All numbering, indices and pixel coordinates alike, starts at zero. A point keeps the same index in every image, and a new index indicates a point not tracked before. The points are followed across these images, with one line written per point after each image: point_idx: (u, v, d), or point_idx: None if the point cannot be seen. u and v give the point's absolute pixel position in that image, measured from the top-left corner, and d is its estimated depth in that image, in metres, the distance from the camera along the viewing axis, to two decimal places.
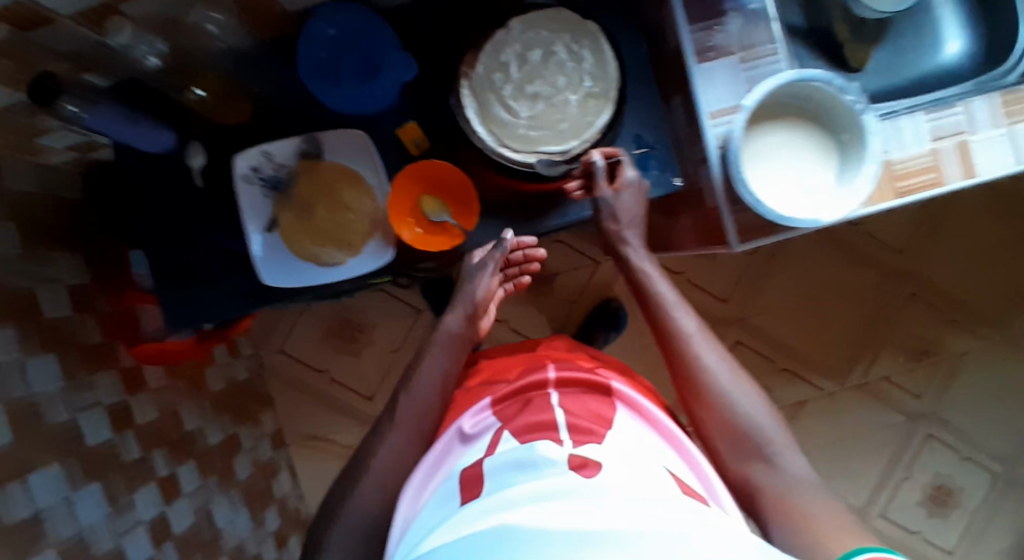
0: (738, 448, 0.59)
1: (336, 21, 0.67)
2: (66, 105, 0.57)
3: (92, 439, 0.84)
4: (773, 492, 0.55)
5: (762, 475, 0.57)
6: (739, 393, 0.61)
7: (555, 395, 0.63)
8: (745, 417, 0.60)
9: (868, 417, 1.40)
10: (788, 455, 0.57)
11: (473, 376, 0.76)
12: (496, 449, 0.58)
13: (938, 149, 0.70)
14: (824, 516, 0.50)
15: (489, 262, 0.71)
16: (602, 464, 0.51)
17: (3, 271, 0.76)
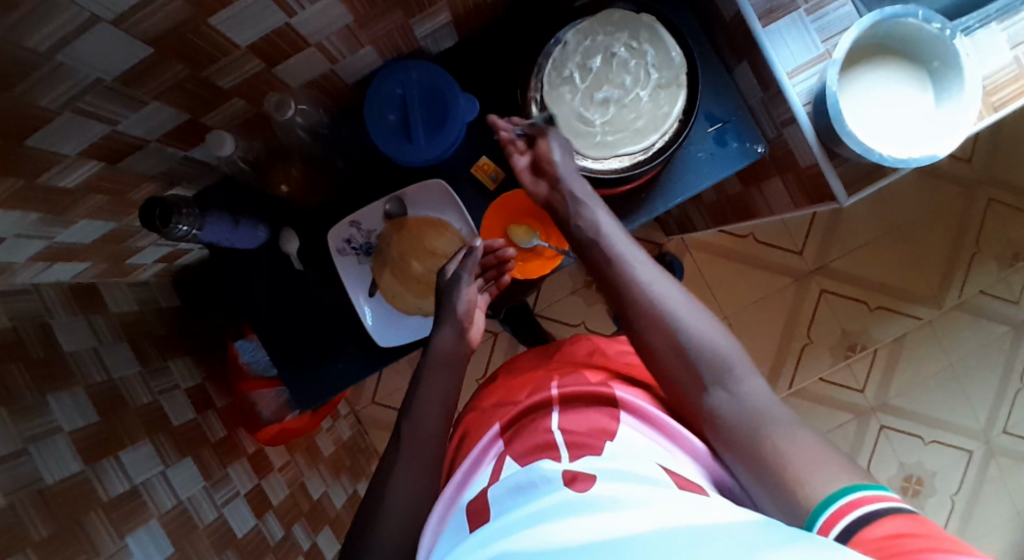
0: (697, 376, 0.51)
1: (399, 78, 0.68)
2: (179, 224, 0.58)
3: (240, 529, 0.85)
4: (737, 421, 0.47)
5: (723, 403, 0.49)
6: (691, 318, 0.53)
7: (557, 416, 0.57)
8: (699, 344, 0.52)
9: (974, 335, 1.34)
10: (749, 379, 0.49)
11: (489, 398, 0.70)
12: (498, 477, 0.52)
13: (1019, 55, 0.68)
14: (810, 452, 0.43)
15: (464, 271, 0.66)
16: (596, 474, 0.45)
17: (129, 391, 0.78)
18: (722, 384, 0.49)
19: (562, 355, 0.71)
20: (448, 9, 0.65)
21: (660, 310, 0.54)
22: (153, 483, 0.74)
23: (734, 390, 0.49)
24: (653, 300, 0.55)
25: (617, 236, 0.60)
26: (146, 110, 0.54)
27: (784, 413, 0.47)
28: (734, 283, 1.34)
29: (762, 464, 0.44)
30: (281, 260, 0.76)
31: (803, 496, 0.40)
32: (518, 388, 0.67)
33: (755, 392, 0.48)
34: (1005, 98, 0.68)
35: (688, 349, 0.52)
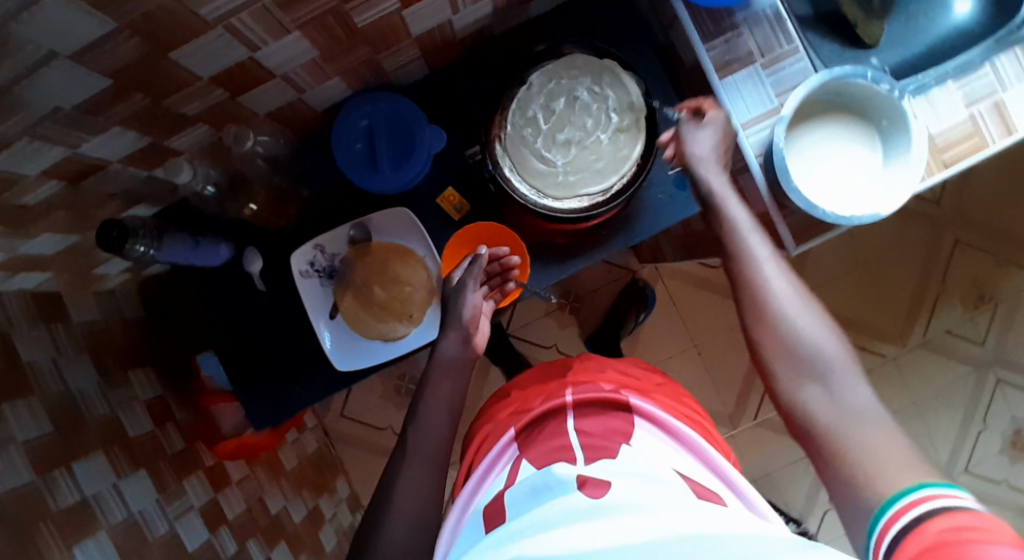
0: (798, 369, 0.53)
1: (365, 110, 0.70)
2: (136, 245, 0.59)
3: (191, 543, 0.84)
4: (824, 419, 0.50)
5: (817, 399, 0.51)
6: (809, 327, 0.54)
7: (572, 420, 0.60)
8: (812, 344, 0.53)
9: (937, 373, 1.37)
10: (853, 385, 0.51)
11: (501, 408, 0.70)
12: (514, 480, 0.54)
13: (974, 114, 0.69)
14: (890, 450, 0.45)
15: (471, 276, 0.68)
16: (610, 481, 0.46)
17: (85, 402, 0.78)
18: (821, 383, 0.52)
19: (580, 366, 0.72)
20: (417, 46, 0.67)
21: (778, 304, 0.56)
22: (105, 495, 0.74)
23: (833, 389, 0.51)
24: (771, 296, 0.56)
25: (749, 231, 0.60)
26: (108, 134, 0.55)
27: (886, 416, 0.49)
28: (704, 313, 1.36)
29: (840, 458, 0.47)
30: (244, 279, 0.77)
31: (869, 500, 0.43)
32: (529, 398, 0.68)
33: (857, 402, 0.50)
34: (958, 155, 0.69)
35: (797, 346, 0.54)
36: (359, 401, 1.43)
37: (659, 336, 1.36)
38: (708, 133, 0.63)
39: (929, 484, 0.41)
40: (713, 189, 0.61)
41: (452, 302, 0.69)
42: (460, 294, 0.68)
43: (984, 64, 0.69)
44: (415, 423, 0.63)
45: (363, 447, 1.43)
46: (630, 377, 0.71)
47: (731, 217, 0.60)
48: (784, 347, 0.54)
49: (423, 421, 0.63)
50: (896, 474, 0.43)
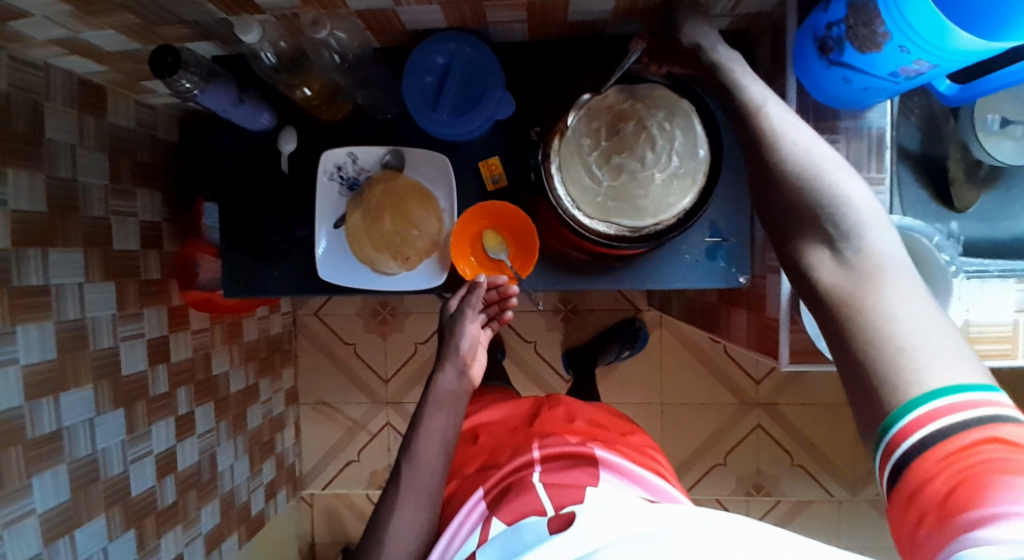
0: (804, 227, 0.40)
1: (447, 49, 0.69)
2: (183, 80, 0.59)
3: (127, 368, 0.87)
4: (832, 282, 0.38)
5: (825, 266, 0.39)
6: (829, 171, 0.41)
7: (540, 473, 0.65)
8: (824, 181, 0.40)
9: (870, 534, 1.35)
10: (872, 220, 0.39)
11: (472, 459, 0.75)
12: (486, 536, 0.59)
13: (1019, 320, 0.66)
14: (923, 330, 0.34)
15: (469, 306, 0.68)
16: (574, 515, 0.56)
17: (85, 199, 0.80)
18: (833, 242, 0.39)
19: (549, 409, 0.80)
20: (526, 10, 0.65)
21: (799, 168, 0.41)
22: (66, 290, 0.76)
23: (845, 254, 0.38)
24: (791, 157, 0.42)
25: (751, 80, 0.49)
26: None
27: (912, 269, 0.37)
28: (684, 378, 1.35)
29: (851, 330, 0.36)
30: (272, 154, 0.77)
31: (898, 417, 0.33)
32: (502, 446, 0.74)
33: (877, 244, 0.38)
34: (983, 352, 0.66)
35: (802, 193, 0.41)
36: (335, 307, 1.44)
37: (632, 379, 1.35)
38: None
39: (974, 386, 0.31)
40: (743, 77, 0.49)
41: (449, 331, 0.69)
42: (456, 326, 0.68)
43: None
44: (408, 460, 0.66)
45: (321, 350, 1.46)
46: (596, 426, 0.77)
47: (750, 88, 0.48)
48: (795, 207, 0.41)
49: (417, 454, 0.65)
50: (931, 368, 0.32)
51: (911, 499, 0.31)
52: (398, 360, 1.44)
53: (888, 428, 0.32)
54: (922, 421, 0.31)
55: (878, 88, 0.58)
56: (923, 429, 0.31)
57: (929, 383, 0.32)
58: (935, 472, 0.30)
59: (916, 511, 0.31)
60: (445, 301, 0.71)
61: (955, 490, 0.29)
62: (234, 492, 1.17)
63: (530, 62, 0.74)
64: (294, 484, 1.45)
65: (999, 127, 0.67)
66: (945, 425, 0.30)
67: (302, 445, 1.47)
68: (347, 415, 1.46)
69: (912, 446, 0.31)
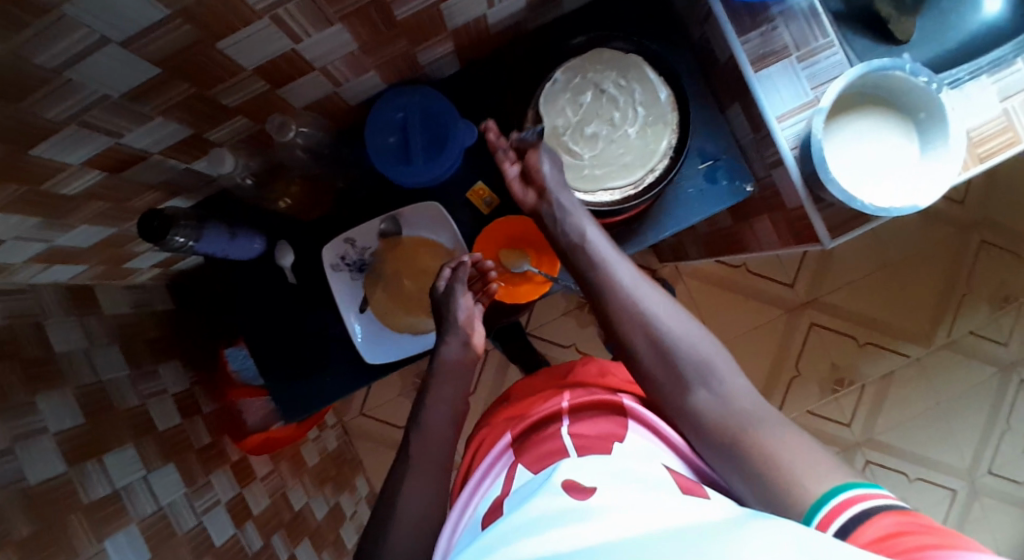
0: (682, 382, 0.55)
1: (400, 103, 0.71)
2: (177, 236, 0.59)
3: (219, 538, 0.84)
4: (717, 419, 0.52)
5: (706, 400, 0.54)
6: (670, 322, 0.58)
7: (567, 424, 0.61)
8: (665, 340, 0.57)
9: (962, 375, 1.35)
10: (732, 385, 0.54)
11: (505, 410, 0.72)
12: (512, 487, 0.55)
13: (1009, 108, 0.69)
14: (793, 453, 0.47)
15: (458, 281, 0.69)
16: (596, 488, 0.45)
17: (117, 395, 0.79)
18: (704, 387, 0.54)
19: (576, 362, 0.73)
20: (451, 40, 0.68)
21: (652, 330, 0.58)
22: (135, 487, 0.74)
23: (713, 391, 0.54)
24: (636, 313, 0.59)
25: (561, 191, 0.65)
26: (149, 125, 0.56)
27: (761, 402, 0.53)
28: (727, 312, 1.35)
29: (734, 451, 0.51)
30: (275, 273, 0.77)
31: (801, 499, 0.44)
32: (525, 403, 0.70)
33: (733, 392, 0.53)
34: (993, 150, 0.69)
35: (668, 360, 0.56)
36: (377, 397, 1.43)
37: None
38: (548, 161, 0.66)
39: (850, 478, 0.43)
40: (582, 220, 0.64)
41: (445, 308, 0.70)
42: (449, 301, 0.69)
43: (1019, 59, 0.69)
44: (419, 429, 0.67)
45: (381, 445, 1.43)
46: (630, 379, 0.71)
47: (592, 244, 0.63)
48: (634, 322, 0.59)
49: (427, 423, 0.67)
50: (808, 482, 0.44)
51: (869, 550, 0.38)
52: None
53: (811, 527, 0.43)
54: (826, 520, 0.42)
55: None
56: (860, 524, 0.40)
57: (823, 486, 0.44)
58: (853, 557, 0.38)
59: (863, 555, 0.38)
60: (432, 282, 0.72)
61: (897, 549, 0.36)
62: None
63: (473, 86, 0.76)
64: None
65: None
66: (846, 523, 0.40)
67: None
68: None
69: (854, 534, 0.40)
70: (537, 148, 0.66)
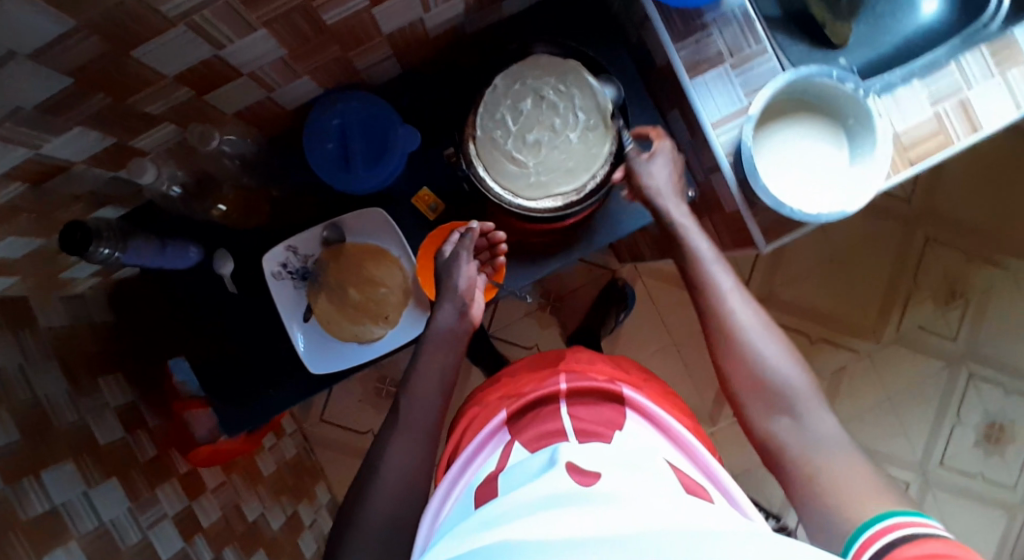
0: (767, 401, 0.56)
1: (336, 110, 0.70)
2: (101, 248, 0.58)
3: (164, 553, 0.82)
4: (796, 449, 0.53)
5: (785, 428, 0.54)
6: (772, 347, 0.58)
7: (566, 406, 0.60)
8: (765, 363, 0.57)
9: (911, 368, 1.39)
10: (822, 416, 0.54)
11: (490, 392, 0.70)
12: (505, 465, 0.54)
13: (939, 111, 0.70)
14: (847, 479, 0.48)
15: (463, 248, 0.68)
16: (601, 472, 0.43)
17: (54, 410, 0.76)
18: (789, 413, 0.55)
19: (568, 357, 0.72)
20: (388, 44, 0.67)
21: (748, 342, 0.58)
22: (74, 504, 0.71)
23: (799, 420, 0.54)
24: (737, 330, 0.59)
25: (669, 200, 0.67)
26: (70, 135, 0.54)
27: (848, 448, 0.52)
28: (685, 310, 1.37)
29: (805, 476, 0.51)
30: (215, 282, 0.76)
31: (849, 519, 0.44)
32: (522, 383, 0.68)
33: (821, 429, 0.53)
34: (924, 152, 0.70)
35: (760, 376, 0.57)
36: (338, 403, 1.41)
37: (640, 334, 1.37)
38: (662, 163, 0.68)
39: (899, 509, 0.43)
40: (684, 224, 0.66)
41: (446, 274, 0.68)
42: (451, 268, 0.68)
43: (952, 63, 0.71)
44: (408, 394, 0.64)
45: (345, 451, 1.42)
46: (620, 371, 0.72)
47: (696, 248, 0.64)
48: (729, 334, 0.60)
49: (415, 388, 0.64)
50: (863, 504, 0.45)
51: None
52: None
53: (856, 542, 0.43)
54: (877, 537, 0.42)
55: None
56: (885, 538, 0.41)
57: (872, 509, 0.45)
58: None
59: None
60: (438, 248, 0.70)
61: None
62: None
63: (415, 91, 0.76)
64: None
65: None
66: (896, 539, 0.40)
67: None
68: None
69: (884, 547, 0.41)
70: (657, 151, 0.69)
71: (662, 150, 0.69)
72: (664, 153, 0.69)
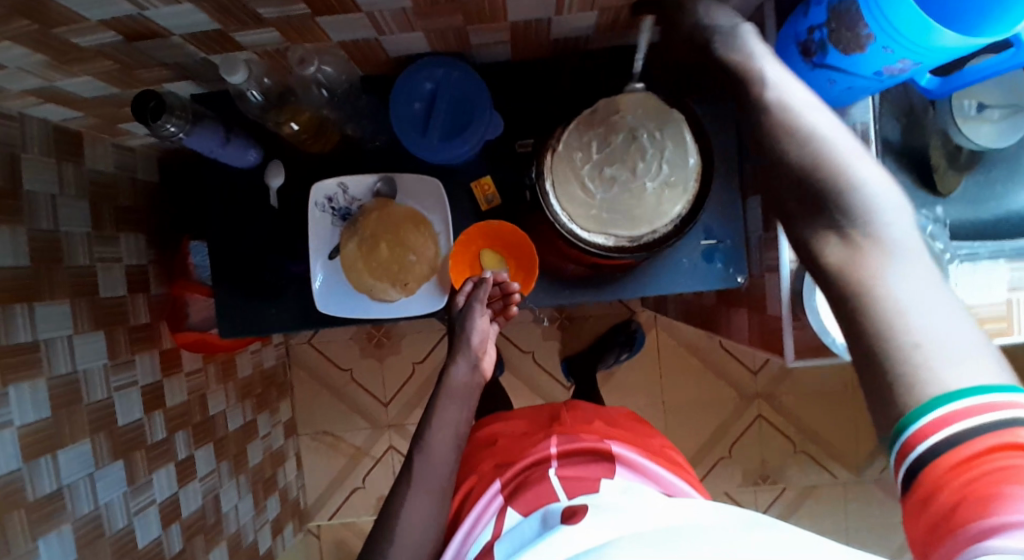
0: (823, 213, 0.39)
1: (433, 75, 0.69)
2: (168, 124, 0.58)
3: (122, 419, 0.83)
4: (844, 266, 0.37)
5: (832, 248, 0.38)
6: (847, 152, 0.40)
7: (555, 467, 0.64)
8: (840, 164, 0.39)
9: (876, 514, 1.36)
10: (895, 212, 0.37)
11: (487, 456, 0.73)
12: (502, 532, 0.59)
13: (1013, 299, 0.67)
14: (940, 334, 0.32)
15: (478, 301, 0.65)
16: (588, 508, 0.54)
17: (68, 249, 0.77)
18: (841, 224, 0.38)
19: (565, 412, 0.76)
20: (508, 30, 0.65)
21: (818, 155, 0.40)
22: (56, 345, 0.73)
23: (854, 238, 0.37)
24: (803, 139, 0.41)
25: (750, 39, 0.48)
26: (177, 8, 0.54)
27: (926, 253, 0.36)
28: (685, 375, 1.35)
29: (870, 346, 0.34)
30: (260, 190, 0.76)
31: (902, 397, 0.32)
32: (514, 446, 0.71)
33: (892, 233, 0.36)
34: (980, 332, 0.67)
35: (821, 179, 0.39)
36: (328, 332, 1.43)
37: (633, 381, 1.36)
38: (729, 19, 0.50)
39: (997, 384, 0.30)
40: (766, 76, 0.45)
41: (458, 327, 0.66)
42: (466, 321, 0.65)
43: None
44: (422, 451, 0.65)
45: (318, 378, 1.44)
46: (611, 421, 0.75)
47: (766, 87, 0.44)
48: (809, 154, 0.40)
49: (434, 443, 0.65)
50: (940, 366, 0.31)
51: (924, 502, 0.30)
52: (396, 382, 1.43)
53: (902, 430, 0.31)
54: (938, 427, 0.30)
55: (862, 87, 0.58)
56: (939, 433, 0.30)
57: (947, 381, 0.31)
58: (947, 478, 0.29)
59: (928, 520, 0.30)
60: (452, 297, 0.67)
61: (966, 503, 0.28)
62: (240, 532, 1.13)
63: (516, 80, 0.75)
64: (299, 517, 1.42)
65: (976, 112, 0.68)
66: (969, 434, 0.29)
67: (305, 477, 1.45)
68: (349, 442, 1.44)
69: (925, 451, 0.30)
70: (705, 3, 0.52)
71: (728, 21, 0.50)
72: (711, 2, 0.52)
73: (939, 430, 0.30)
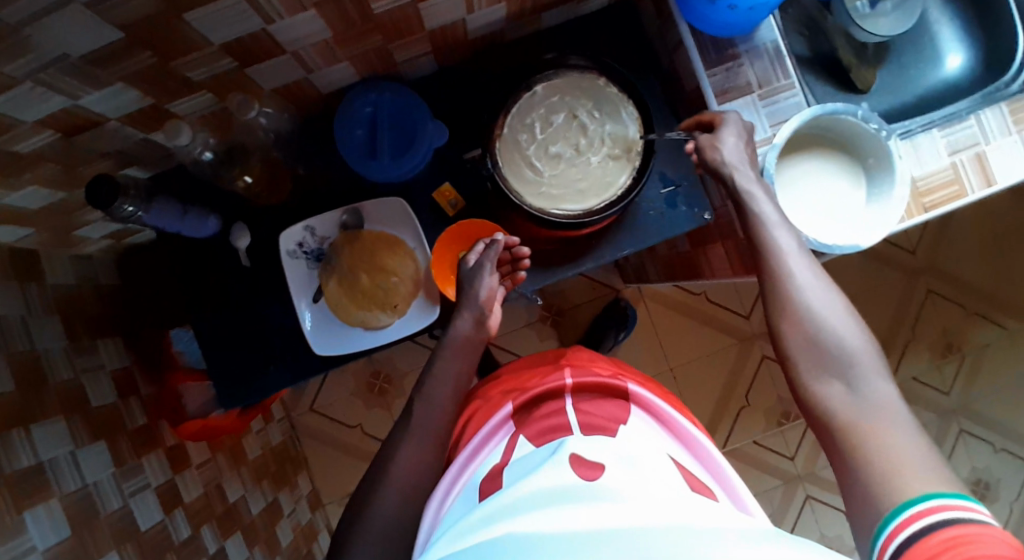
0: (822, 362, 0.53)
1: (370, 98, 0.71)
2: (125, 205, 0.58)
3: (144, 523, 0.81)
4: (841, 414, 0.50)
5: (836, 395, 0.51)
6: (835, 317, 0.54)
7: (571, 402, 0.64)
8: (832, 329, 0.53)
9: None
10: (877, 372, 0.51)
11: (494, 385, 0.74)
12: (511, 457, 0.58)
13: (956, 162, 0.71)
14: (910, 463, 0.44)
15: (486, 260, 0.69)
16: (604, 464, 0.48)
17: (49, 366, 0.75)
18: (843, 379, 0.51)
19: (575, 352, 0.76)
20: (428, 41, 0.69)
21: (813, 316, 0.54)
22: (59, 462, 0.71)
23: (856, 389, 0.51)
24: (802, 297, 0.55)
25: (761, 201, 0.61)
26: (109, 89, 0.55)
27: (908, 413, 0.49)
28: (683, 337, 1.38)
29: (856, 458, 0.47)
30: (228, 255, 0.76)
31: (885, 503, 0.43)
32: (525, 378, 0.71)
33: (878, 394, 0.50)
34: (937, 200, 0.71)
35: (825, 335, 0.53)
36: (328, 393, 1.41)
37: (636, 357, 1.37)
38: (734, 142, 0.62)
39: (946, 493, 0.41)
40: (777, 243, 0.58)
41: (468, 283, 0.70)
42: (473, 277, 0.69)
43: (971, 117, 0.72)
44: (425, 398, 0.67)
45: (330, 443, 1.41)
46: (620, 365, 0.75)
47: (772, 241, 0.59)
48: (814, 322, 0.54)
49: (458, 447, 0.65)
50: (912, 483, 0.43)
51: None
52: None
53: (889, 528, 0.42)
54: (906, 525, 0.41)
55: (762, 4, 0.62)
56: (915, 525, 0.40)
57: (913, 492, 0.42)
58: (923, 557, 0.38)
59: None
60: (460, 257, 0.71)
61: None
62: None
63: (447, 89, 0.78)
64: None
65: (869, 9, 0.74)
66: (929, 525, 0.40)
67: None
68: None
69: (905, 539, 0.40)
70: (724, 123, 0.64)
71: (741, 166, 0.61)
72: (730, 126, 0.63)
73: (911, 526, 0.40)
